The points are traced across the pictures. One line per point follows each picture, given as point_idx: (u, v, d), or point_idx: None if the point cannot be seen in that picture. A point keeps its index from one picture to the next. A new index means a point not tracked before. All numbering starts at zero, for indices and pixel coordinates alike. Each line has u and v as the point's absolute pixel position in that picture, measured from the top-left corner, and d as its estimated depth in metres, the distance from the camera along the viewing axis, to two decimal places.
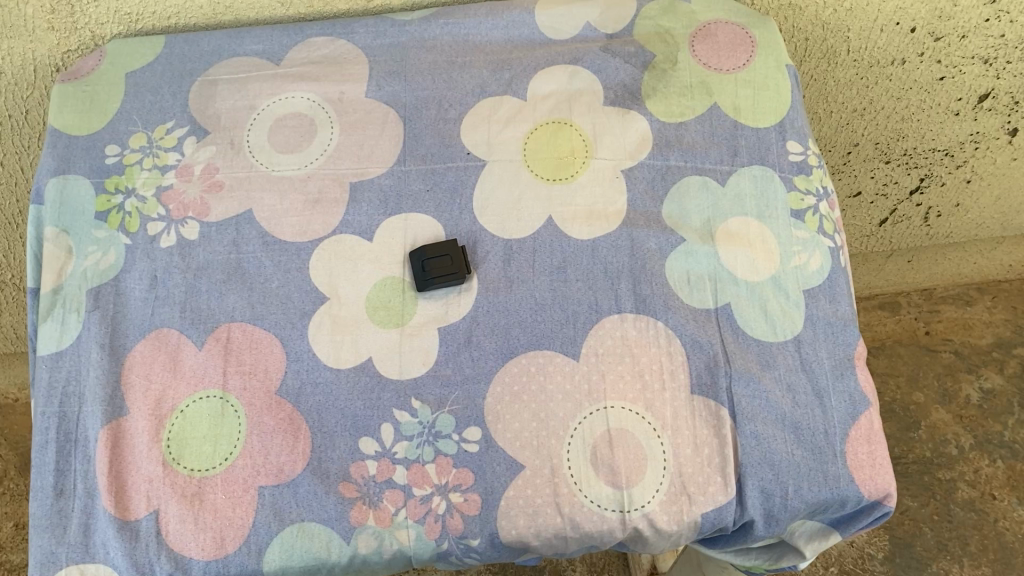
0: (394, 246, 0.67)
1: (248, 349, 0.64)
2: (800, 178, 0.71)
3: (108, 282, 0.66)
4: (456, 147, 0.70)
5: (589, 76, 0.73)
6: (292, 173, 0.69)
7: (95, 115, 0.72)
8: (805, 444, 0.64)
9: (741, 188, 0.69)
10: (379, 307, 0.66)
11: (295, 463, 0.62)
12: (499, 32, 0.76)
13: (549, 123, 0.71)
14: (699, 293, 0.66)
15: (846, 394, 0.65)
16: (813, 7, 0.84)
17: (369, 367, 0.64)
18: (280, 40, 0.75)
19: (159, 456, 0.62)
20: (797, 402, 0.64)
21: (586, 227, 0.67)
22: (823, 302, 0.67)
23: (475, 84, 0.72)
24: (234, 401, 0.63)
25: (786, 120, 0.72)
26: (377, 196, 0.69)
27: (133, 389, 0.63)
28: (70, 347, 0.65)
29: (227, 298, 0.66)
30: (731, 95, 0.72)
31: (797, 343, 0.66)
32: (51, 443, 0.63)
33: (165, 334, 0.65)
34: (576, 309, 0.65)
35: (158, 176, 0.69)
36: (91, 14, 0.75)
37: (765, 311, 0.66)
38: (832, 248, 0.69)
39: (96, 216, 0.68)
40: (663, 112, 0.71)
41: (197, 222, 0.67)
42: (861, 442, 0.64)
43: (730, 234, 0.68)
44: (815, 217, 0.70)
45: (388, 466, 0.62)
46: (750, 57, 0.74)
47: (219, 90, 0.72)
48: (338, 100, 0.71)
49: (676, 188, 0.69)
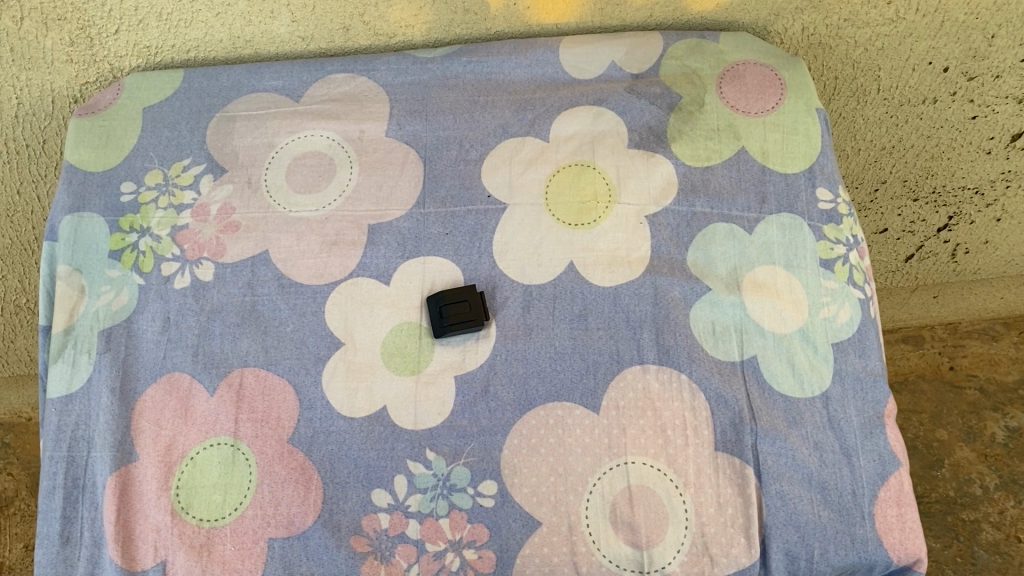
0: (410, 291, 0.66)
1: (260, 395, 0.63)
2: (829, 227, 0.68)
3: (120, 323, 0.65)
4: (475, 190, 0.69)
5: (614, 117, 0.71)
6: (309, 214, 0.68)
7: (111, 149, 0.71)
8: (831, 505, 0.62)
9: (769, 237, 0.67)
10: (395, 354, 0.64)
11: (306, 515, 0.60)
12: (522, 71, 0.74)
13: (572, 166, 0.69)
14: (724, 344, 0.64)
15: (875, 453, 0.63)
16: (842, 45, 0.82)
17: (384, 417, 0.62)
18: (299, 76, 0.74)
19: (168, 505, 0.60)
20: (824, 461, 0.62)
21: (608, 273, 0.66)
22: (852, 357, 0.65)
23: (497, 124, 0.71)
24: (245, 449, 0.61)
25: (816, 165, 0.70)
26: (395, 239, 0.67)
27: (142, 435, 0.62)
28: (80, 389, 0.64)
29: (241, 343, 0.64)
30: (759, 139, 0.70)
31: (825, 400, 0.64)
32: (58, 489, 0.62)
33: (176, 378, 0.63)
34: (597, 359, 0.64)
35: (173, 215, 0.68)
36: (109, 47, 0.74)
37: (792, 365, 0.64)
38: (862, 299, 0.67)
39: (109, 255, 0.67)
40: (689, 156, 0.69)
41: (212, 262, 0.66)
42: (890, 504, 0.62)
43: (758, 284, 0.66)
44: (845, 267, 0.68)
45: (401, 520, 0.61)
46: (779, 100, 0.72)
47: (237, 127, 0.71)
48: (357, 139, 0.70)
49: (701, 236, 0.68)
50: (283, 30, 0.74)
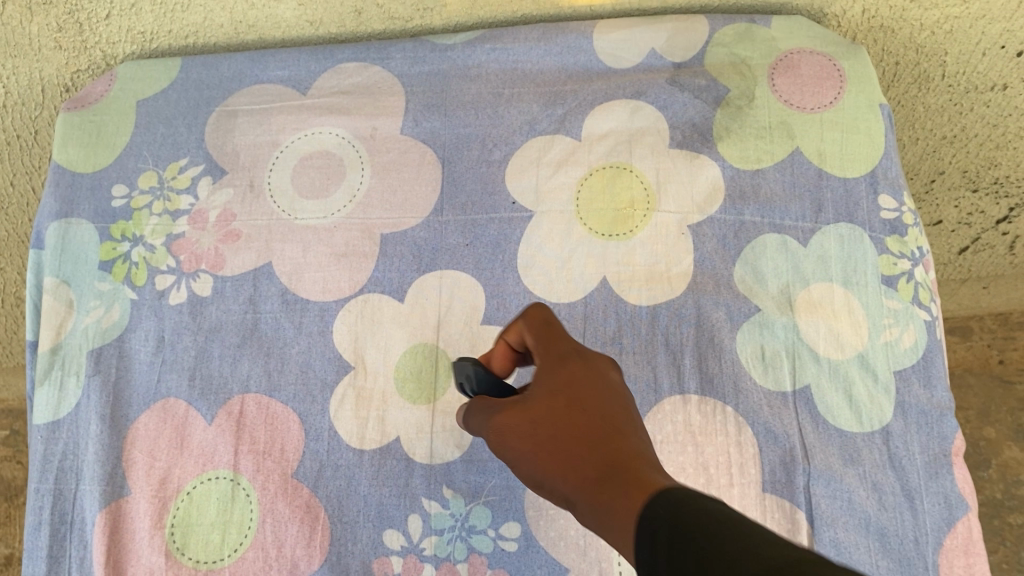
0: (426, 308, 0.60)
1: (262, 425, 0.57)
2: (893, 239, 0.61)
3: (111, 343, 0.60)
4: (499, 195, 0.62)
5: (653, 113, 0.64)
6: (316, 222, 0.62)
7: (101, 148, 0.65)
8: (891, 553, 0.55)
9: (825, 250, 0.60)
10: (409, 379, 0.58)
11: (311, 559, 0.55)
12: (551, 59, 0.66)
13: (606, 168, 0.62)
14: (774, 372, 0.58)
15: (940, 495, 0.56)
16: (907, 29, 0.73)
17: (397, 449, 0.57)
18: (306, 64, 0.66)
19: (163, 546, 0.55)
20: (883, 505, 0.56)
21: (644, 291, 0.60)
22: (916, 388, 0.58)
23: (523, 120, 0.64)
24: (246, 484, 0.56)
25: (879, 169, 0.62)
26: (410, 250, 0.61)
27: (134, 467, 0.57)
28: (68, 415, 0.59)
29: (241, 365, 0.59)
30: (815, 139, 0.62)
31: (886, 436, 0.57)
32: (44, 525, 0.57)
33: (172, 404, 0.58)
34: (632, 388, 0.58)
35: (169, 222, 0.62)
36: (101, 33, 0.68)
37: (850, 397, 0.58)
38: (928, 321, 0.60)
39: (99, 266, 0.61)
40: (737, 158, 0.62)
41: (211, 275, 0.61)
42: (957, 554, 0.55)
43: (813, 305, 0.59)
44: (910, 285, 0.60)
45: (415, 564, 0.55)
46: (838, 95, 0.63)
47: (238, 123, 0.64)
48: (369, 137, 0.64)
49: (749, 249, 0.61)
50: (289, 14, 0.67)
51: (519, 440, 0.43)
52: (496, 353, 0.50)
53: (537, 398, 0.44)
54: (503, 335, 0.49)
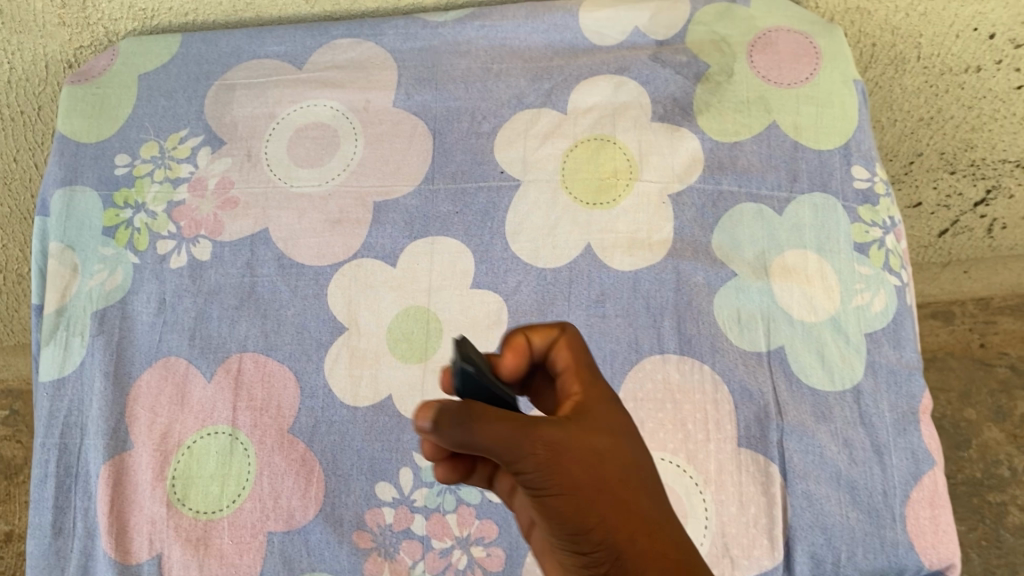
0: (417, 272, 0.62)
1: (259, 382, 0.60)
2: (865, 208, 0.64)
3: (114, 305, 0.62)
4: (488, 165, 0.65)
5: (636, 88, 0.66)
6: (312, 190, 0.64)
7: (105, 120, 0.67)
8: (860, 506, 0.58)
9: (799, 218, 0.63)
10: (401, 339, 0.61)
11: (306, 509, 0.57)
12: (538, 36, 0.69)
13: (590, 140, 0.65)
14: (750, 334, 0.61)
15: (908, 451, 0.59)
16: (882, 11, 0.76)
17: (388, 406, 0.59)
18: (301, 40, 0.69)
19: (163, 497, 0.58)
20: (853, 459, 0.58)
21: (627, 256, 0.62)
22: (886, 348, 0.61)
23: (511, 94, 0.66)
24: (243, 438, 0.59)
25: (852, 141, 0.65)
26: (402, 218, 0.64)
27: (137, 423, 0.59)
28: (73, 372, 0.62)
29: (239, 326, 0.61)
30: (791, 113, 0.65)
31: (856, 394, 0.60)
32: (50, 477, 0.60)
33: (173, 363, 0.61)
34: (614, 348, 0.61)
35: (169, 190, 0.65)
36: (103, 10, 0.70)
37: (822, 357, 0.60)
38: (897, 287, 0.63)
39: (103, 232, 0.64)
40: (716, 131, 0.65)
41: (209, 241, 0.63)
42: (922, 506, 0.58)
43: (787, 270, 0.62)
44: (880, 252, 0.63)
45: (406, 515, 0.57)
46: (813, 71, 0.66)
47: (236, 97, 0.67)
48: (363, 110, 0.66)
49: (727, 217, 0.63)
50: None
51: (563, 464, 0.39)
52: (511, 351, 0.45)
53: (596, 429, 0.41)
54: (526, 332, 0.45)
